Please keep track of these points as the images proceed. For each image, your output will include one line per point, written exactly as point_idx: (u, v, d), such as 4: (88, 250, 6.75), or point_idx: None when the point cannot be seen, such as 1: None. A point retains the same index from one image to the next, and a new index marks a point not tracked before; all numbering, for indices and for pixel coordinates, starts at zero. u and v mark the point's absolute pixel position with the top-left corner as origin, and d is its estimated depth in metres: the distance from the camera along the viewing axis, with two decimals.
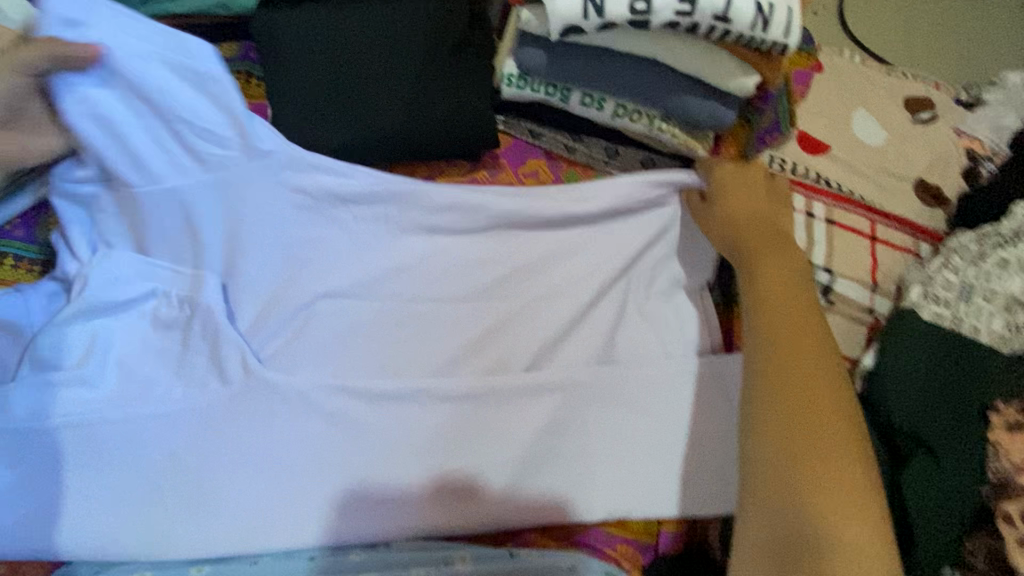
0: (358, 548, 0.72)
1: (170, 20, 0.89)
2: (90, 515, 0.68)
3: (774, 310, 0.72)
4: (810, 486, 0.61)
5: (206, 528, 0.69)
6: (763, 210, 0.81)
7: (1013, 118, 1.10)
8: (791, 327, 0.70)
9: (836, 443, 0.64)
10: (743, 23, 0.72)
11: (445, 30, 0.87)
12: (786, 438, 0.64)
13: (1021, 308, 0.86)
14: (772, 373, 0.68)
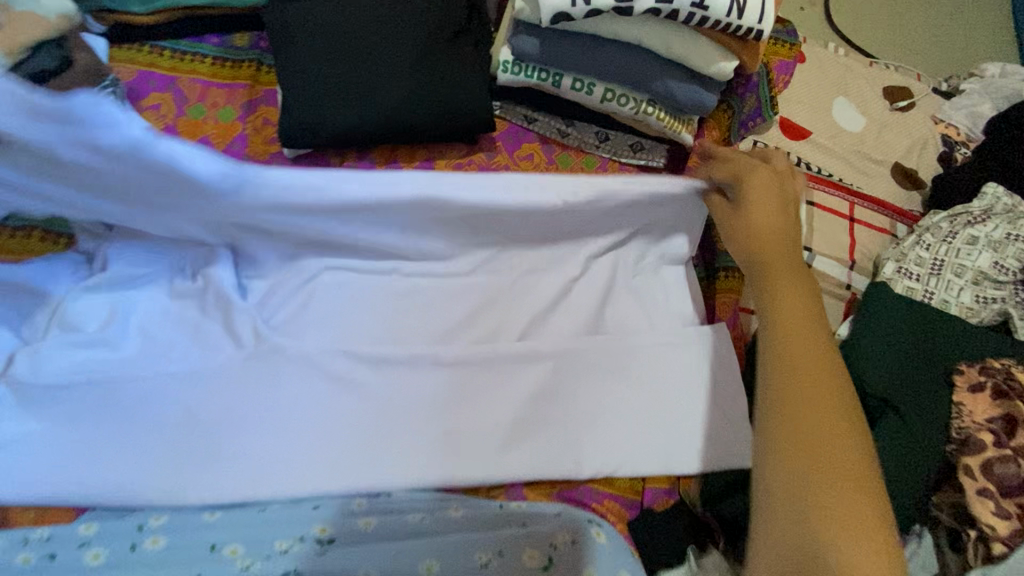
0: (362, 497, 0.75)
1: (187, 11, 0.95)
2: (113, 464, 0.73)
3: (798, 332, 0.61)
4: (820, 522, 0.51)
5: (220, 477, 0.74)
6: (784, 216, 0.69)
7: (989, 106, 1.15)
8: (813, 353, 0.60)
9: (855, 479, 0.53)
10: (720, 11, 0.78)
11: (445, 19, 0.93)
12: (800, 471, 0.54)
13: (988, 281, 0.91)
14: (788, 398, 0.57)
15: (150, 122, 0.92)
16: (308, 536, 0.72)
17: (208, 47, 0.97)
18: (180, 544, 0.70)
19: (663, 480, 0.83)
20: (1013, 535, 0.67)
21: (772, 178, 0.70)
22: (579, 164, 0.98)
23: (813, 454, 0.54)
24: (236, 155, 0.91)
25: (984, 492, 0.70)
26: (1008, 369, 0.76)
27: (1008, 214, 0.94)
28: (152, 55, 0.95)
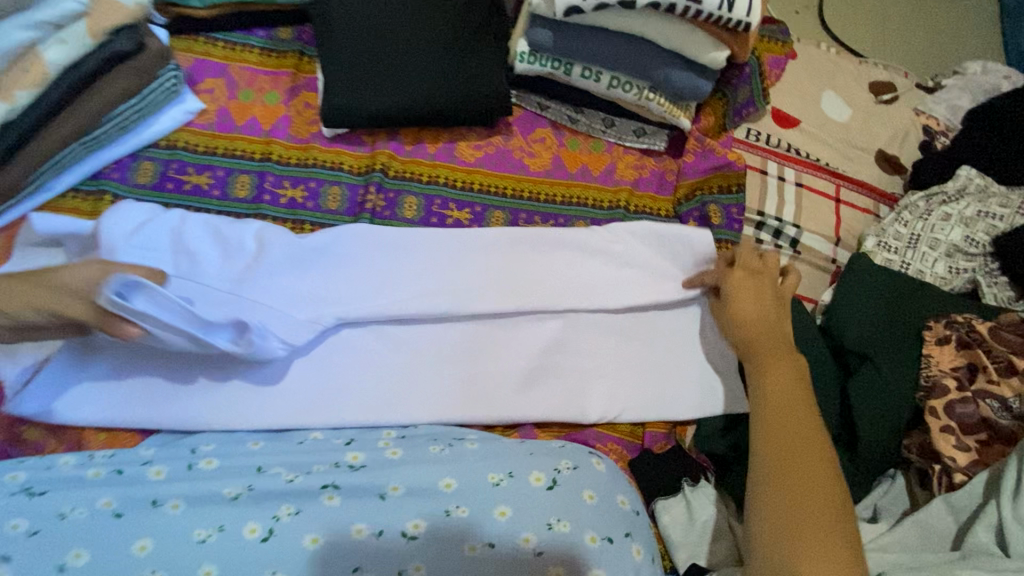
0: (391, 428, 0.85)
1: (238, 6, 1.07)
2: (175, 395, 0.82)
3: (786, 399, 0.73)
4: (796, 539, 0.60)
5: (267, 411, 0.83)
6: (770, 307, 0.84)
7: (967, 100, 1.24)
8: (797, 413, 0.71)
9: (825, 506, 0.62)
10: (712, 5, 0.88)
11: (468, 15, 1.04)
12: (783, 502, 0.63)
13: (961, 254, 1.00)
14: (775, 449, 0.68)
15: (206, 104, 1.03)
16: (342, 463, 0.76)
17: (256, 40, 1.08)
18: (231, 463, 0.75)
19: (662, 426, 0.93)
20: (971, 465, 0.77)
21: (753, 279, 0.88)
22: (587, 147, 1.10)
23: (794, 489, 0.64)
24: (282, 134, 1.03)
25: (946, 430, 0.78)
26: (970, 323, 0.85)
27: (980, 194, 1.03)
28: (207, 45, 1.07)
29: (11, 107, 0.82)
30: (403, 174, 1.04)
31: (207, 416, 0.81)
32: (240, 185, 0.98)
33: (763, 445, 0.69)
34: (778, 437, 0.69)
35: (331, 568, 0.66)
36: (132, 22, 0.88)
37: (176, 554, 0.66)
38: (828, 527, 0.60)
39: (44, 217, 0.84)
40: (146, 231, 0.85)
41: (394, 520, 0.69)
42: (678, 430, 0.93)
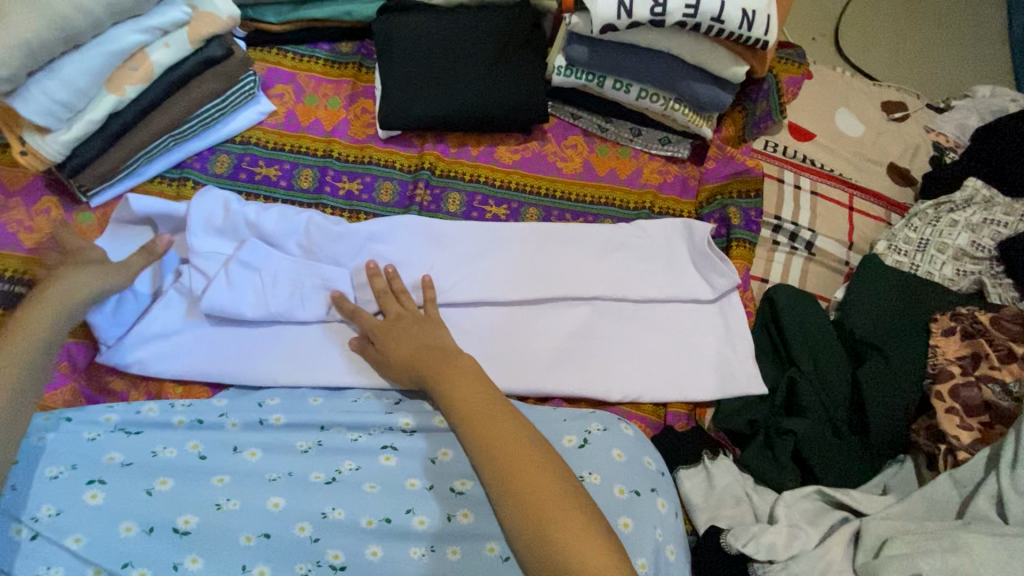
0: None
1: (307, 23, 1.20)
2: (247, 358, 0.92)
3: (487, 423, 0.65)
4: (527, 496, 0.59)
5: (320, 374, 0.91)
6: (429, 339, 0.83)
7: (975, 119, 1.31)
8: (506, 432, 0.64)
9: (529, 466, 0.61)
10: (734, 24, 0.99)
11: (513, 31, 1.15)
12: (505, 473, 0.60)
13: (968, 258, 1.07)
14: (513, 480, 0.60)
15: (275, 107, 1.15)
16: (394, 426, 0.83)
17: (321, 52, 1.21)
18: (297, 418, 0.83)
19: (684, 407, 0.98)
20: (973, 443, 0.84)
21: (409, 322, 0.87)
22: (615, 154, 1.20)
23: (531, 489, 0.59)
24: (342, 135, 1.15)
25: (948, 411, 0.86)
26: (974, 314, 0.92)
27: (985, 203, 1.10)
28: (279, 56, 1.20)
29: (121, 99, 0.95)
30: (449, 173, 1.14)
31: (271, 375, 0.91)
32: (304, 178, 1.09)
33: (497, 478, 0.60)
34: (512, 469, 0.61)
35: (385, 508, 0.74)
36: (223, 31, 1.02)
37: (250, 491, 0.74)
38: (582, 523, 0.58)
39: (139, 199, 0.93)
40: (230, 217, 0.94)
41: (444, 478, 0.77)
42: (698, 413, 0.99)
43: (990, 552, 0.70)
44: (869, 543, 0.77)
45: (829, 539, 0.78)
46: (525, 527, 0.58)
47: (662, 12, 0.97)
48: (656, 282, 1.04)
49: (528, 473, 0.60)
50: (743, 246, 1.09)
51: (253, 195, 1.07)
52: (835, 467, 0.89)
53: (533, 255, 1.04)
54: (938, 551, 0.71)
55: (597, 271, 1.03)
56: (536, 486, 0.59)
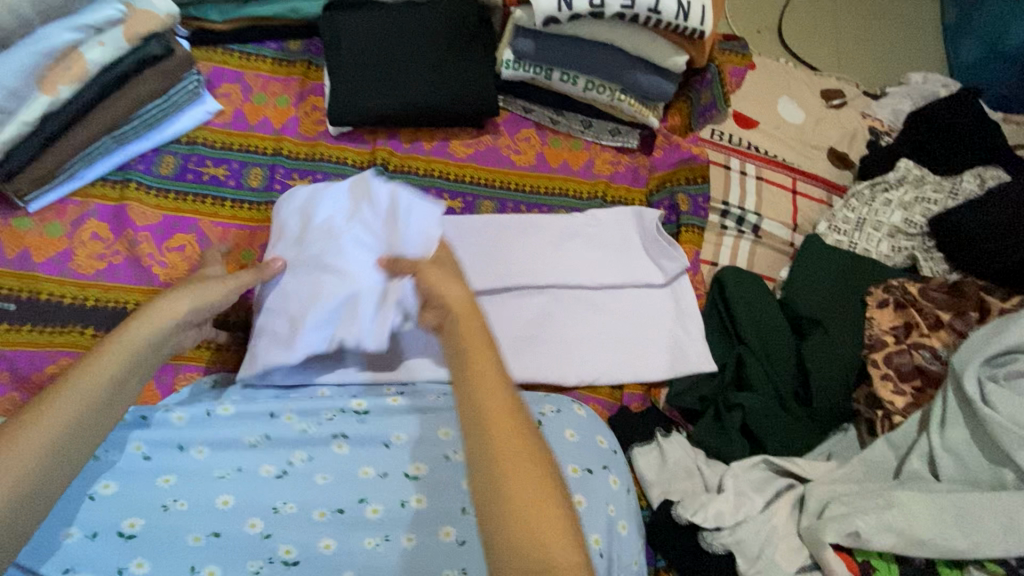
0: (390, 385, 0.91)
1: (252, 22, 1.19)
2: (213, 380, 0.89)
3: (492, 393, 0.55)
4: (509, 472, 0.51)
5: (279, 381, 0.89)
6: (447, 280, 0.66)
7: (908, 104, 1.38)
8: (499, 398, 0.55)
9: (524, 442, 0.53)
10: (670, 14, 1.02)
11: (461, 26, 1.16)
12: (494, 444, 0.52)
13: (902, 235, 1.12)
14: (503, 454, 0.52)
15: (223, 107, 1.14)
16: (347, 409, 0.82)
17: (268, 50, 1.20)
18: (246, 408, 0.80)
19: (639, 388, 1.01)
20: (906, 407, 0.89)
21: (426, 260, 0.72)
22: (567, 146, 1.22)
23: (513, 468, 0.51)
24: (291, 133, 1.14)
25: (882, 377, 0.90)
26: (904, 286, 0.97)
27: (916, 182, 1.16)
28: (224, 54, 1.18)
29: (57, 100, 0.94)
30: (403, 168, 1.15)
31: (272, 363, 0.84)
32: (253, 177, 1.08)
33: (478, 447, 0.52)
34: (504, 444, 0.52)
35: (338, 499, 0.74)
36: (162, 29, 1.01)
37: (199, 488, 0.73)
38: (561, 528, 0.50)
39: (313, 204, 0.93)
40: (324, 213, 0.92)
41: (397, 462, 0.77)
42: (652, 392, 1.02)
43: (922, 508, 0.74)
44: (813, 505, 0.80)
45: (775, 504, 0.81)
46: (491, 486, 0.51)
47: (600, 4, 1.00)
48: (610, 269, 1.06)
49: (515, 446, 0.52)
50: (692, 231, 1.12)
51: (201, 196, 1.05)
52: (782, 437, 0.92)
53: (488, 247, 1.05)
54: (874, 509, 0.75)
55: (552, 261, 1.05)
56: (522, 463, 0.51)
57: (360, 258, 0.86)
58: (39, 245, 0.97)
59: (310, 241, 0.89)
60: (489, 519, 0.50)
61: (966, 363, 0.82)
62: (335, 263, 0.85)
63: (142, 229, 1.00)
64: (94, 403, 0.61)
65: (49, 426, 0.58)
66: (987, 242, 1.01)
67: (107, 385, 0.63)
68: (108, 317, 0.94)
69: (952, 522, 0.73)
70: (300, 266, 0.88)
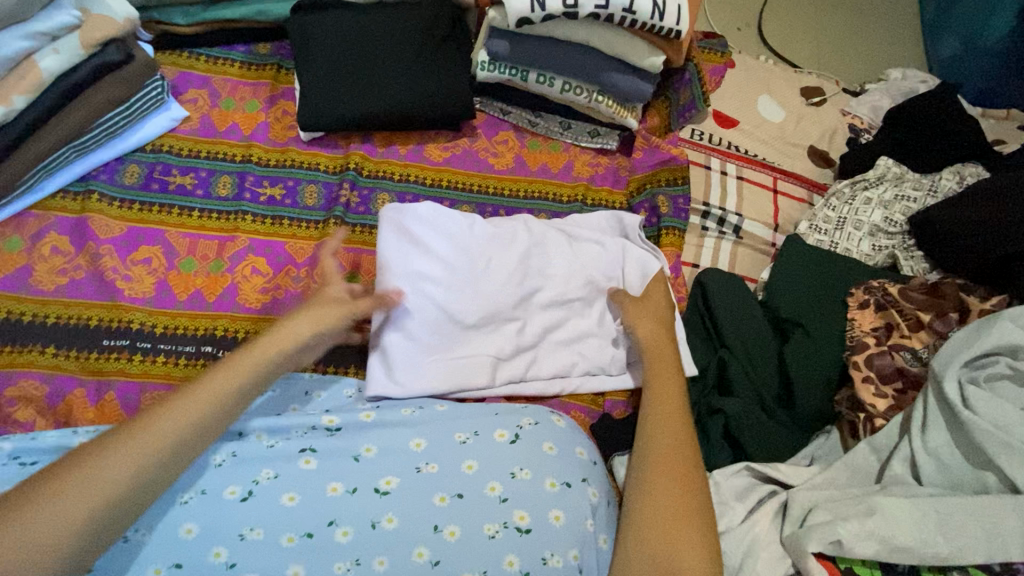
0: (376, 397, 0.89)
1: (217, 25, 1.15)
2: None
3: (665, 446, 0.79)
4: (662, 510, 0.73)
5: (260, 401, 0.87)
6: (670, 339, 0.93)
7: (888, 101, 1.37)
8: (670, 446, 0.79)
9: (683, 481, 0.76)
10: (645, 14, 1.00)
11: (434, 27, 1.13)
12: (657, 481, 0.76)
13: (882, 234, 1.12)
14: (664, 468, 0.77)
15: (188, 113, 1.10)
16: (318, 427, 0.81)
17: (236, 54, 1.16)
18: None
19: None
20: (888, 410, 0.88)
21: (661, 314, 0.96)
22: (546, 148, 1.20)
23: (669, 504, 0.74)
24: (261, 139, 1.10)
25: (863, 380, 0.90)
26: (884, 287, 0.97)
27: (896, 180, 1.16)
28: (190, 59, 1.14)
29: (9, 110, 0.90)
30: (376, 173, 1.12)
31: (519, 380, 0.95)
32: (222, 185, 1.05)
33: (640, 479, 0.78)
34: (666, 462, 0.78)
35: (307, 522, 0.71)
36: (121, 35, 0.98)
37: (161, 515, 0.70)
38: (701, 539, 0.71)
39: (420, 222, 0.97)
40: (453, 234, 0.98)
41: (367, 478, 0.75)
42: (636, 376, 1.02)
43: (904, 513, 0.73)
44: (795, 513, 0.79)
45: (757, 512, 0.80)
46: (643, 510, 0.74)
47: (574, 4, 0.98)
48: (577, 276, 1.01)
49: (671, 487, 0.75)
50: (672, 233, 1.11)
51: (167, 206, 1.02)
52: (765, 443, 0.90)
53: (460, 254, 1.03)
54: (856, 516, 0.74)
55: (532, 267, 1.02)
56: (672, 498, 0.74)
57: (574, 286, 1.00)
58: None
59: (490, 258, 0.98)
60: (639, 540, 0.72)
61: (947, 366, 0.81)
62: (572, 294, 1.00)
63: (105, 242, 0.97)
64: (204, 420, 0.69)
65: (140, 453, 0.64)
66: (970, 243, 1.00)
67: (212, 407, 0.69)
68: (71, 334, 0.91)
69: (935, 528, 0.72)
70: (494, 278, 0.96)
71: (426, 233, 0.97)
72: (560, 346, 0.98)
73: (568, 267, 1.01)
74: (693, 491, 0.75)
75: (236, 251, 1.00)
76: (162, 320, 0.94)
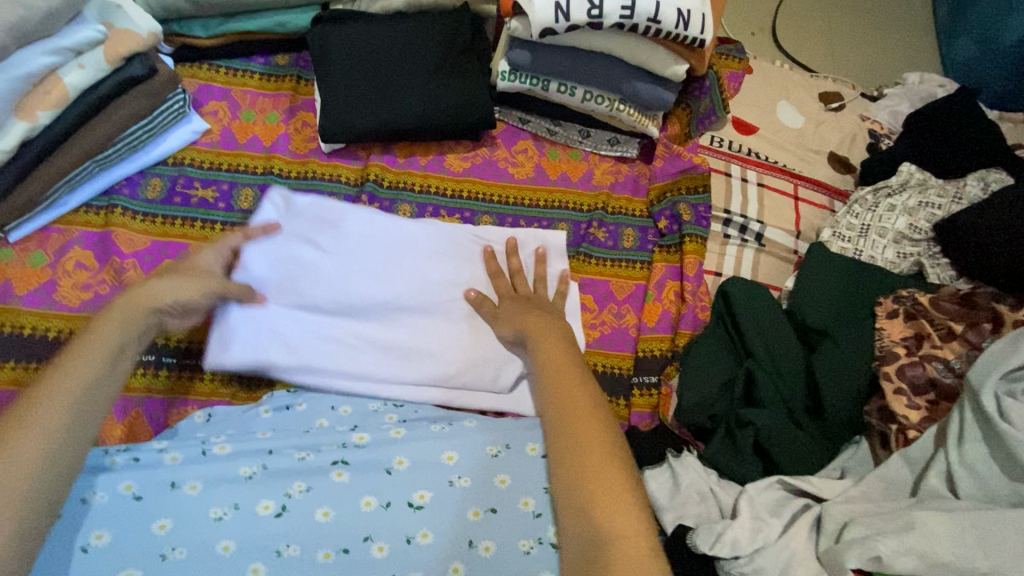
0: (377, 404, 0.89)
1: (238, 37, 1.15)
2: (231, 414, 0.85)
3: (576, 417, 0.70)
4: (585, 485, 0.65)
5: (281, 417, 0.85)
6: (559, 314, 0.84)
7: (907, 105, 1.36)
8: (581, 412, 0.70)
9: (601, 454, 0.67)
10: (670, 23, 1.00)
11: (454, 37, 1.13)
12: (575, 460, 0.67)
13: (907, 241, 1.10)
14: (579, 457, 0.67)
15: (210, 125, 1.10)
16: (349, 442, 0.79)
17: (255, 66, 1.16)
18: (244, 444, 0.77)
19: (665, 343, 1.05)
20: (921, 421, 0.88)
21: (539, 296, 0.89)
22: (566, 157, 1.19)
23: (593, 480, 0.65)
24: (282, 150, 1.10)
25: (895, 391, 0.89)
26: (914, 296, 0.96)
27: (919, 186, 1.15)
28: (210, 71, 1.14)
29: (33, 126, 0.89)
30: (397, 184, 1.12)
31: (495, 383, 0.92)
32: (243, 199, 1.05)
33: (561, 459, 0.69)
34: (583, 449, 0.68)
35: (343, 537, 0.71)
36: (145, 49, 0.97)
37: (197, 533, 0.69)
38: (638, 527, 0.62)
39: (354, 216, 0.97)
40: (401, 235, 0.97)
41: (401, 493, 0.74)
42: (666, 372, 1.03)
43: (945, 530, 0.72)
44: (830, 527, 0.79)
45: (792, 528, 0.80)
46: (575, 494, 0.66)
47: (598, 15, 0.98)
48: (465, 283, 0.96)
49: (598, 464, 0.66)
50: (695, 241, 1.10)
51: (191, 220, 1.02)
52: (796, 455, 0.90)
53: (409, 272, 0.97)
54: (894, 531, 0.73)
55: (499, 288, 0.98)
56: (599, 474, 0.66)
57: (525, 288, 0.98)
58: (21, 277, 0.94)
59: (400, 252, 0.97)
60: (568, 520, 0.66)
61: (984, 379, 0.80)
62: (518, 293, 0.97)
63: (130, 256, 0.97)
64: (107, 367, 0.68)
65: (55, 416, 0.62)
66: (1004, 253, 0.99)
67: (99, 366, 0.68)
68: None
69: (975, 543, 0.71)
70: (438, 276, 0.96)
71: (307, 228, 0.95)
72: (433, 352, 0.92)
73: (456, 274, 0.97)
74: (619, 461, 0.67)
75: None
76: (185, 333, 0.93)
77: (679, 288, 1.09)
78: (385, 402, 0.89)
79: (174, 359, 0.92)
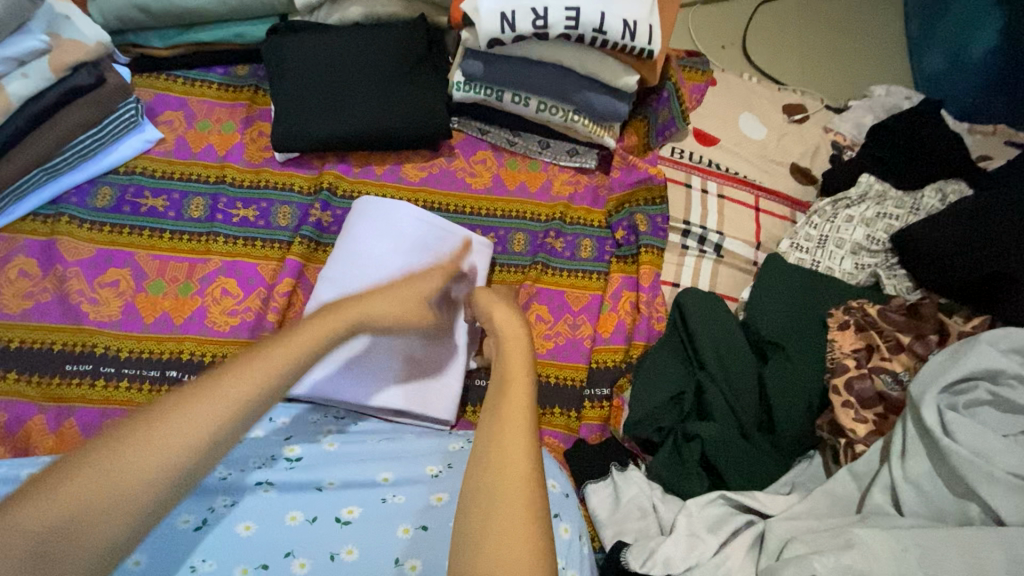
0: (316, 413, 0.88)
1: (195, 47, 1.16)
2: None
3: (508, 429, 0.58)
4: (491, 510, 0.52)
5: None
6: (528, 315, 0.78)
7: (872, 117, 1.36)
8: (506, 428, 0.58)
9: (513, 470, 0.55)
10: (616, 34, 1.00)
11: (409, 49, 1.12)
12: (486, 474, 0.55)
13: (865, 252, 1.09)
14: (499, 468, 0.55)
15: (164, 134, 1.10)
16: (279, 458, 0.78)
17: (213, 76, 1.16)
18: None
19: (618, 354, 1.03)
20: (868, 435, 0.86)
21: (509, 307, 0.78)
22: (524, 167, 1.19)
23: (496, 499, 0.53)
24: (236, 159, 1.10)
25: (843, 405, 0.87)
26: (864, 308, 0.95)
27: (878, 198, 1.14)
28: (168, 81, 1.15)
29: None
30: (351, 192, 1.11)
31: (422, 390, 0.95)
32: (194, 207, 1.04)
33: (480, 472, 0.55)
34: (505, 465, 0.55)
35: (262, 553, 0.68)
36: (92, 59, 0.99)
37: None
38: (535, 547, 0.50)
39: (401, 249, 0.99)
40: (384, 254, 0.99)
41: (328, 508, 0.73)
42: (619, 384, 1.01)
43: (884, 547, 0.70)
44: (772, 545, 0.76)
45: (730, 545, 0.78)
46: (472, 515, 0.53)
47: (544, 25, 0.98)
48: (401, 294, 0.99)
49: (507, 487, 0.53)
50: (651, 252, 1.10)
51: (138, 228, 1.01)
52: (744, 469, 0.88)
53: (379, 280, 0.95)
54: (833, 549, 0.71)
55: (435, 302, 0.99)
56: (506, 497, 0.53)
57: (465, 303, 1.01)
58: None
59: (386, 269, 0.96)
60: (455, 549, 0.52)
61: (925, 393, 0.78)
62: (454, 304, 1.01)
63: (73, 264, 0.97)
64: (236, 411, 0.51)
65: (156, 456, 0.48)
66: (959, 263, 0.97)
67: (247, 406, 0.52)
68: (33, 359, 0.90)
69: (916, 562, 0.69)
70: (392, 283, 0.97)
71: None
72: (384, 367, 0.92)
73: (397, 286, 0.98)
74: (533, 490, 0.54)
75: (207, 273, 0.99)
76: (126, 342, 0.92)
77: (635, 298, 1.08)
78: (325, 416, 0.89)
79: (112, 367, 0.91)
